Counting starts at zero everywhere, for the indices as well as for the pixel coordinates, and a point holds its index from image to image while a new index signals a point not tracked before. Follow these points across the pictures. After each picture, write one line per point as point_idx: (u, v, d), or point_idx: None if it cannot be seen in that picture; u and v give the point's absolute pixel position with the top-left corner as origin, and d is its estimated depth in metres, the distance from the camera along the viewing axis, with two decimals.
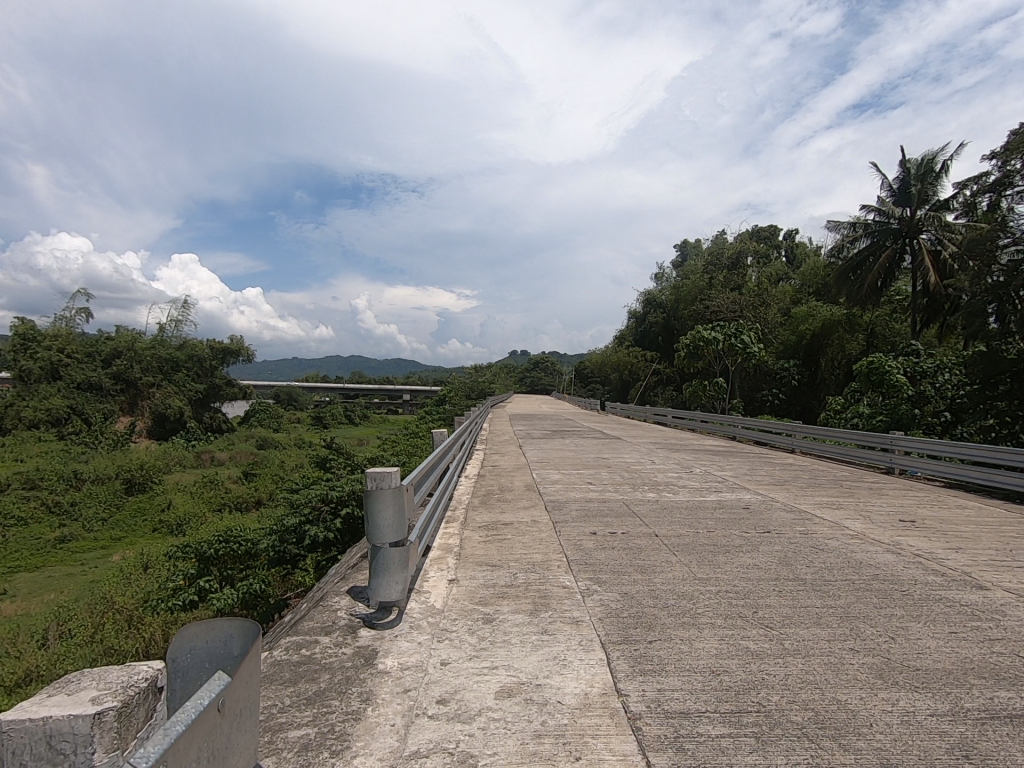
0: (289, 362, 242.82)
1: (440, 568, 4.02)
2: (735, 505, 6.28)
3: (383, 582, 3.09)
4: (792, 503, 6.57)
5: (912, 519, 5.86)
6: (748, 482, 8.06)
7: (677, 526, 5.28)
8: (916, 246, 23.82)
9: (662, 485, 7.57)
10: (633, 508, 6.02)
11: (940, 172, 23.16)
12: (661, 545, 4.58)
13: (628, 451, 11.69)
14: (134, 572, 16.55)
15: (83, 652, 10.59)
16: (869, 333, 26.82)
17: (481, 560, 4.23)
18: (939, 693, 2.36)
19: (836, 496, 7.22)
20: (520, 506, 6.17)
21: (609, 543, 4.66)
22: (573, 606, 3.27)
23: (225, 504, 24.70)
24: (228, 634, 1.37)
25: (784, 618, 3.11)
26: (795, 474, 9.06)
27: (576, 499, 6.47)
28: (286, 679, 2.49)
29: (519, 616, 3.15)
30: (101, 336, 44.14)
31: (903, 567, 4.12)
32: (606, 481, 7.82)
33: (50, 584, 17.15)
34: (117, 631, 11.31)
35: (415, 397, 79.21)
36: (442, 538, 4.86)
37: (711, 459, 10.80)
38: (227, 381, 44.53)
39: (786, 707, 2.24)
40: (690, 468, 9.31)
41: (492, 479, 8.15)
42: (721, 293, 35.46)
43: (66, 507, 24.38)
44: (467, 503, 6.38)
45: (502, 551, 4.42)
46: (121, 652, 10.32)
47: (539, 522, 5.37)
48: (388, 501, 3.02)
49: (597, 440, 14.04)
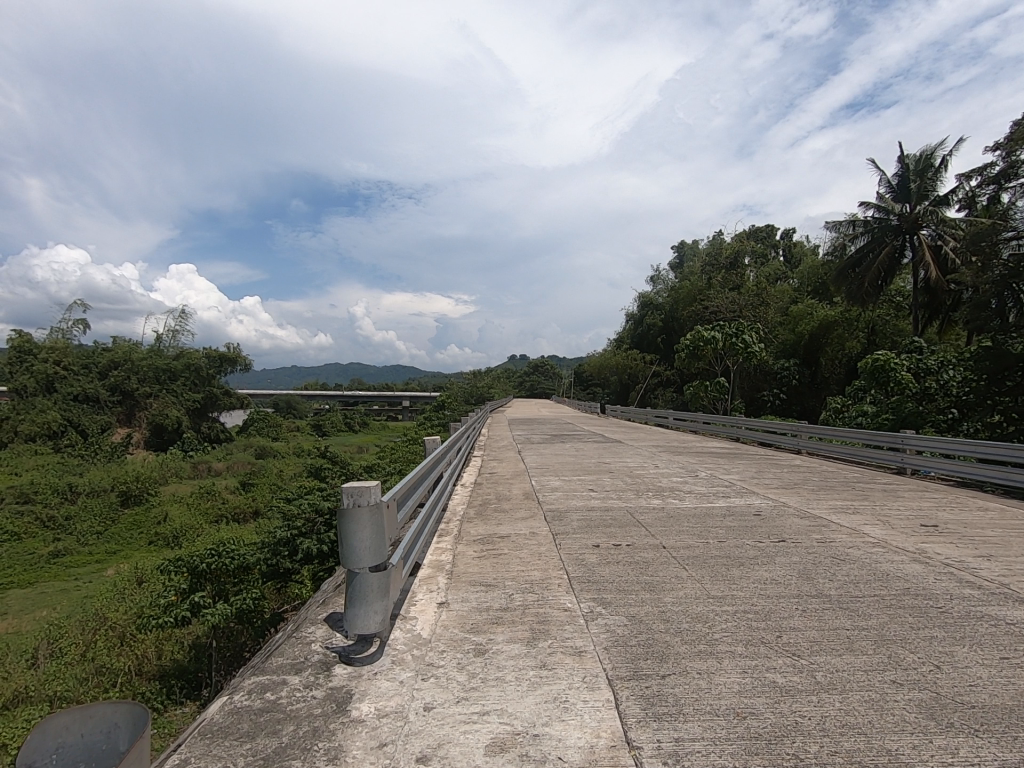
0: (288, 371, 243.01)
1: (429, 590, 3.68)
2: (745, 511, 5.94)
3: (359, 613, 2.70)
4: (804, 508, 6.22)
5: (933, 523, 5.52)
6: (756, 486, 7.72)
7: (686, 535, 4.97)
8: (916, 242, 23.61)
9: (667, 490, 7.26)
10: (638, 517, 5.66)
11: (939, 168, 22.96)
12: (670, 558, 4.25)
13: (630, 456, 11.31)
14: (128, 588, 16.16)
15: (72, 673, 10.23)
16: (870, 331, 26.58)
17: (475, 579, 3.89)
18: (1004, 739, 2.02)
19: (850, 499, 6.86)
20: (516, 516, 5.82)
21: (612, 556, 4.33)
22: (576, 634, 2.93)
23: (222, 515, 24.39)
24: (106, 729, 1.64)
25: (812, 645, 2.77)
26: (804, 476, 8.73)
27: (576, 508, 6.12)
28: (243, 733, 2.14)
29: (515, 647, 2.81)
30: (97, 347, 43.77)
31: (935, 578, 3.78)
32: (609, 488, 7.47)
33: (43, 600, 16.77)
34: (109, 650, 10.98)
35: (414, 403, 79.03)
36: (433, 554, 4.51)
37: (715, 462, 10.44)
38: (224, 390, 44.22)
39: (828, 762, 1.90)
40: (695, 472, 8.96)
41: (489, 488, 7.79)
42: (719, 293, 35.24)
43: (61, 521, 23.95)
44: (462, 513, 6.04)
45: (497, 570, 4.07)
46: (112, 673, 10.04)
47: (539, 534, 5.02)
48: (365, 521, 2.68)
49: (596, 445, 13.69)
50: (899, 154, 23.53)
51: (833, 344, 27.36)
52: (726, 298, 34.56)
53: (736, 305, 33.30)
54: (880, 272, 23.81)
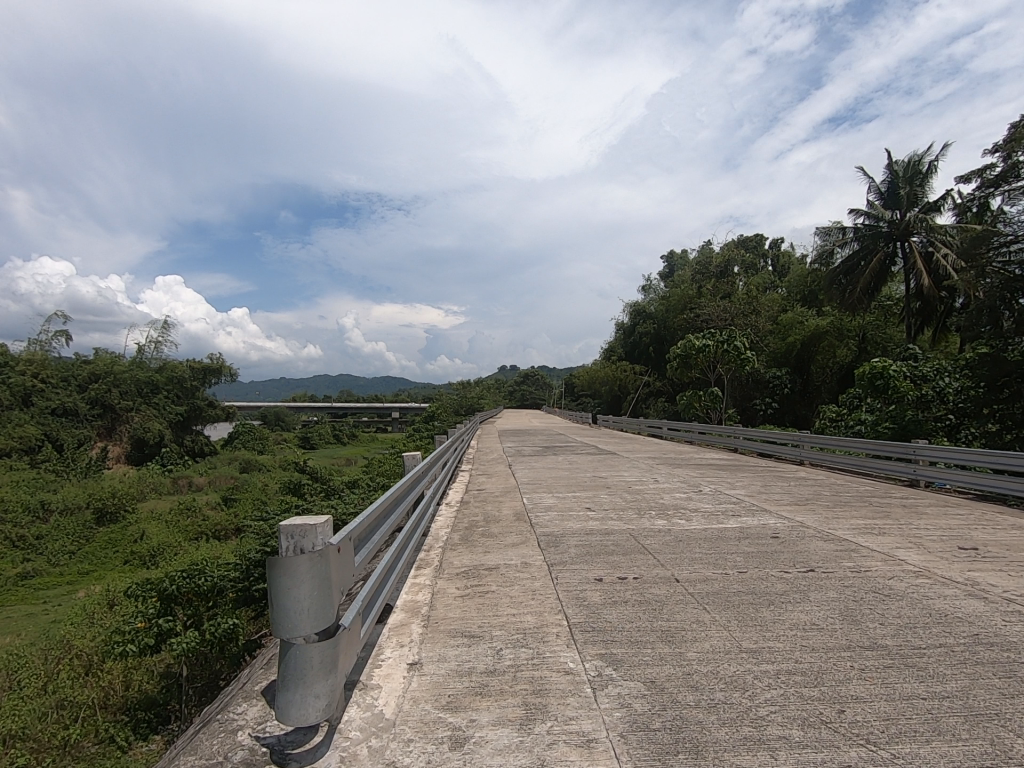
0: (276, 383, 241.11)
1: (399, 646, 3.00)
2: (761, 534, 5.30)
3: (295, 698, 2.01)
4: (824, 529, 5.59)
5: (972, 546, 4.93)
6: (766, 503, 7.10)
7: (701, 564, 4.33)
8: (907, 249, 23.42)
9: (672, 509, 6.62)
10: (644, 543, 5.01)
11: (928, 174, 22.92)
12: (686, 597, 3.59)
13: (627, 469, 10.64)
14: (98, 611, 15.19)
15: (29, 707, 9.14)
16: (861, 338, 26.35)
17: (456, 627, 3.23)
18: None
19: (870, 517, 6.26)
20: (505, 543, 5.13)
21: (619, 594, 3.69)
22: (583, 711, 2.29)
23: (202, 533, 23.43)
24: None
25: (888, 728, 2.14)
26: (814, 490, 8.16)
27: (573, 532, 5.44)
28: None
29: (503, 734, 2.15)
30: (77, 360, 42.54)
31: (1005, 619, 3.18)
32: (607, 507, 6.81)
33: (7, 626, 15.80)
34: (72, 682, 10.10)
35: (404, 414, 78.22)
36: (409, 593, 3.85)
37: (717, 475, 9.82)
38: (209, 402, 43.20)
39: None
40: (699, 487, 8.36)
41: (476, 507, 7.09)
42: (710, 302, 34.97)
43: (31, 541, 22.82)
44: (445, 538, 5.37)
45: (482, 614, 3.41)
46: (75, 706, 9.18)
47: (532, 566, 4.35)
48: (304, 574, 2.02)
49: (590, 458, 13.05)
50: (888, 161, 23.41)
51: (823, 352, 26.89)
52: (717, 306, 34.29)
53: (728, 313, 32.99)
54: (872, 279, 23.55)
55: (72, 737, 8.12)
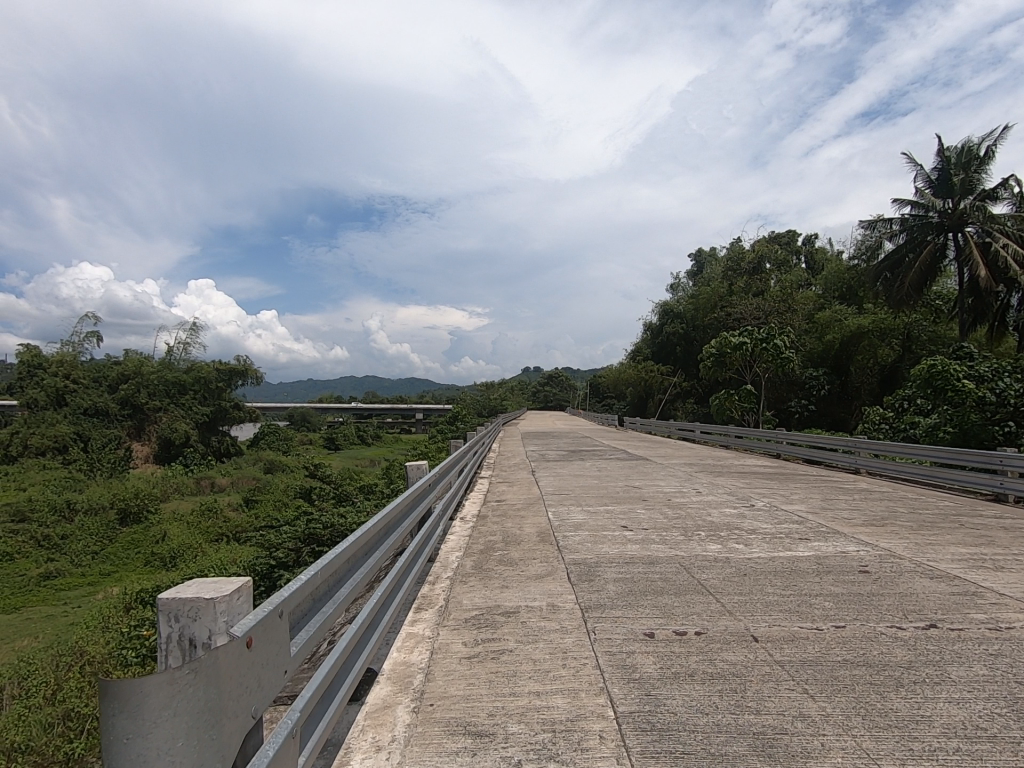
0: (304, 385, 244.60)
1: (372, 751, 2.09)
2: (846, 568, 4.26)
3: None
4: (924, 561, 4.50)
5: None
6: (835, 524, 5.98)
7: (782, 614, 3.32)
8: (961, 241, 21.65)
9: (726, 530, 5.59)
10: (701, 579, 4.00)
11: (984, 160, 21.12)
12: (778, 672, 2.60)
13: (663, 479, 9.57)
14: (112, 614, 14.65)
15: (33, 720, 7.84)
16: (906, 338, 24.67)
17: (455, 719, 2.29)
18: None
19: (974, 545, 5.13)
20: (527, 575, 4.19)
21: (681, 660, 2.73)
22: None
23: (223, 535, 23.06)
24: None
25: None
26: (887, 508, 7.00)
27: (609, 561, 4.48)
28: None
29: None
30: (109, 361, 43.17)
31: None
32: (647, 526, 5.82)
33: (25, 627, 15.47)
34: (79, 688, 9.10)
35: (428, 415, 77.88)
36: (403, 652, 2.93)
37: (768, 486, 8.67)
38: (235, 403, 42.20)
39: None
40: (751, 502, 7.26)
41: (494, 524, 6.11)
42: (743, 301, 33.44)
43: (56, 541, 22.69)
44: (457, 568, 4.45)
45: (494, 694, 2.47)
46: (82, 717, 8.03)
47: (562, 611, 3.40)
48: (159, 712, 1.11)
49: (621, 464, 12.02)
50: (937, 147, 21.71)
51: (864, 352, 25.30)
52: (750, 305, 32.78)
53: (761, 312, 31.46)
54: (921, 273, 21.89)
55: (74, 754, 6.78)
